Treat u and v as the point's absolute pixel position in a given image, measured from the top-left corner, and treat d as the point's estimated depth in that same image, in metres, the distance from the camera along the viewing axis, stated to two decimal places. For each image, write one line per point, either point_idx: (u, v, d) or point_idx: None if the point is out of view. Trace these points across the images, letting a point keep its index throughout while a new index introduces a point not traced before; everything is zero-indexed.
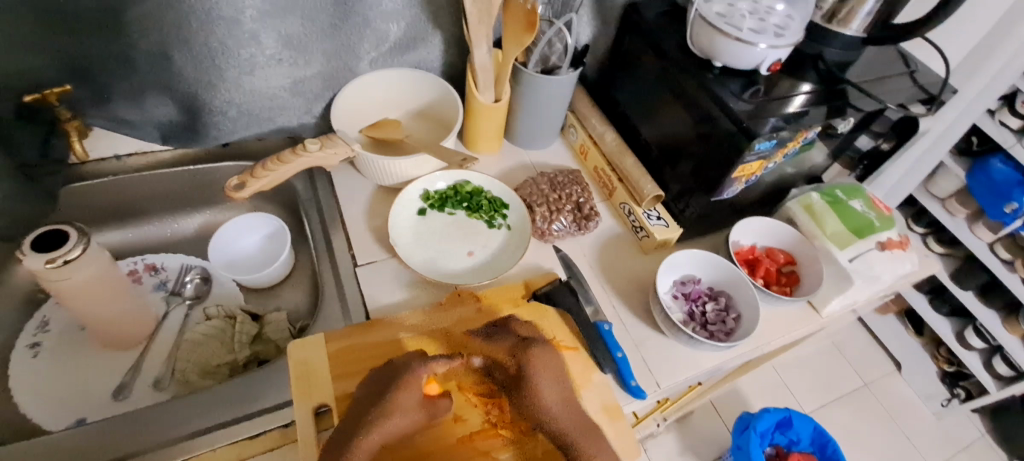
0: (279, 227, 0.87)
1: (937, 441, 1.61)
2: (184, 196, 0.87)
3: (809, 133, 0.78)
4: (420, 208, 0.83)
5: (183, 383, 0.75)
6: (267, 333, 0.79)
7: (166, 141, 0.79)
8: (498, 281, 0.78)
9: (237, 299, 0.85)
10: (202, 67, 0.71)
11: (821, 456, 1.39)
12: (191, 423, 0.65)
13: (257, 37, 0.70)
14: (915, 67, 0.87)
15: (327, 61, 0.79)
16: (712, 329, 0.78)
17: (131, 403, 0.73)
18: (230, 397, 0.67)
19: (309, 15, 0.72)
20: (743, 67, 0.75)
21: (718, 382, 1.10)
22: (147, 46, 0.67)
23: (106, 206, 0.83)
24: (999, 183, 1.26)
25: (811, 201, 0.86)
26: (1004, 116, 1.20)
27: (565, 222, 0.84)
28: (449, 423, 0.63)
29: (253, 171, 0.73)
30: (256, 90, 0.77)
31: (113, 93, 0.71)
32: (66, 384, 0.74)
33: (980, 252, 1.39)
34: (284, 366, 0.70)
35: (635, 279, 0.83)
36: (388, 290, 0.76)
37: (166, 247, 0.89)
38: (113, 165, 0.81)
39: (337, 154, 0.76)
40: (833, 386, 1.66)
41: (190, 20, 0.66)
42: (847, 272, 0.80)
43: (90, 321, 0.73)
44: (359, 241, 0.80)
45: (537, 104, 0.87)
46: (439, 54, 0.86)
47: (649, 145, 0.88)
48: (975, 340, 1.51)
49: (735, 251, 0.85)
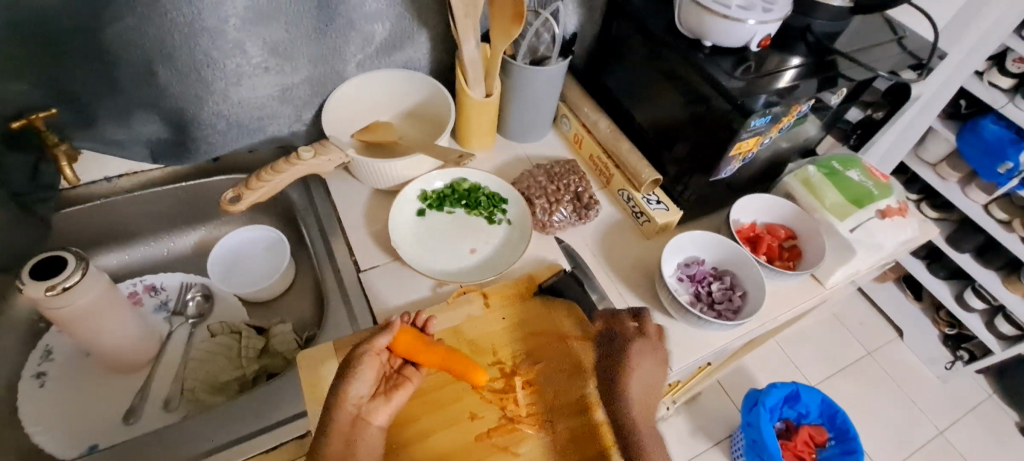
0: (270, 234, 0.87)
1: (944, 404, 1.63)
2: (178, 214, 0.86)
3: (802, 107, 0.78)
4: (419, 209, 0.83)
5: (192, 402, 0.74)
6: (273, 345, 0.78)
7: (157, 159, 0.77)
8: (502, 276, 0.78)
9: (240, 314, 0.84)
10: (189, 81, 0.69)
11: (831, 427, 1.40)
12: (206, 441, 0.65)
13: (242, 46, 0.69)
14: (903, 33, 0.88)
15: (314, 66, 0.78)
16: (718, 308, 0.78)
17: (141, 426, 0.73)
18: (242, 412, 0.66)
19: (293, 20, 0.71)
20: (733, 45, 0.74)
21: (725, 361, 1.10)
22: (131, 62, 0.66)
23: (100, 229, 0.82)
24: (991, 143, 1.27)
25: (808, 175, 0.86)
26: (993, 77, 1.22)
27: (565, 213, 0.83)
28: (465, 422, 0.64)
29: (247, 183, 0.72)
30: (244, 101, 0.75)
31: (100, 114, 0.70)
32: (74, 411, 0.73)
33: (976, 213, 1.40)
34: (293, 377, 0.70)
35: (640, 265, 0.83)
36: (393, 293, 0.75)
37: (164, 266, 0.88)
38: (104, 188, 0.80)
39: (331, 160, 0.75)
40: (838, 357, 1.67)
41: (173, 34, 0.64)
42: (849, 242, 0.80)
43: (93, 346, 0.71)
44: (360, 246, 0.79)
45: (528, 96, 0.86)
46: (426, 52, 0.85)
47: (644, 129, 0.88)
48: (976, 301, 1.53)
49: (736, 230, 0.85)
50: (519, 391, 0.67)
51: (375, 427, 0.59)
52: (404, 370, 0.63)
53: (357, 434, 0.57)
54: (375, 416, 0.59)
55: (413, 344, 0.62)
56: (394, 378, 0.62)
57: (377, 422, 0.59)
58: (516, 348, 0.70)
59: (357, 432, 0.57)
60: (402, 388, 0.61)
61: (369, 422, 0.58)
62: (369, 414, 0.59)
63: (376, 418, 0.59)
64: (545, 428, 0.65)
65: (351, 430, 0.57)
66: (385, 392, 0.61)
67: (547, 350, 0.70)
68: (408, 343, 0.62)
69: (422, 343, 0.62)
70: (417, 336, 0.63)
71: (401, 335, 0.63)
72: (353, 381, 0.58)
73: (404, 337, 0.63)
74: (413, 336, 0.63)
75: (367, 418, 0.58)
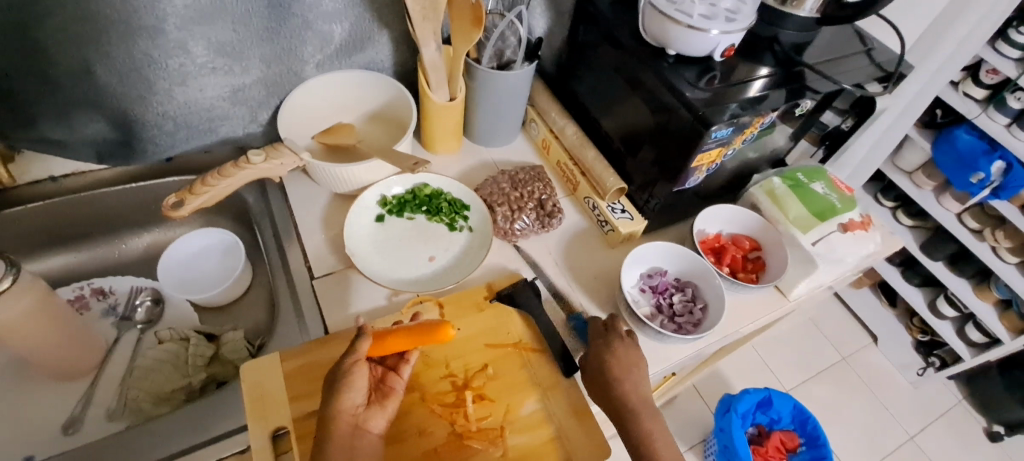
0: (220, 234, 0.84)
1: (915, 410, 1.64)
2: (128, 216, 0.83)
3: (766, 118, 0.77)
4: (378, 214, 0.81)
5: (135, 412, 0.72)
6: (223, 353, 0.76)
7: (103, 160, 0.74)
8: (461, 286, 0.76)
9: (192, 320, 0.81)
10: (130, 80, 0.67)
11: (802, 433, 1.41)
12: (144, 454, 0.63)
13: (186, 46, 0.67)
14: (872, 45, 0.87)
15: (267, 67, 0.75)
16: (679, 321, 0.77)
17: (82, 436, 0.70)
18: (183, 423, 0.64)
19: (241, 20, 0.68)
20: (697, 55, 0.73)
21: (694, 368, 1.10)
22: (67, 62, 0.63)
23: (43, 231, 0.79)
24: (964, 153, 1.27)
25: (773, 186, 0.85)
26: (968, 88, 1.22)
27: (528, 220, 0.82)
28: (413, 437, 0.63)
29: (191, 187, 0.69)
30: (193, 101, 0.73)
31: (37, 113, 0.67)
32: (10, 421, 0.70)
33: (948, 222, 1.40)
34: (239, 388, 0.68)
35: (602, 274, 0.82)
36: (347, 301, 0.73)
37: (113, 269, 0.85)
38: (48, 187, 0.77)
39: (284, 164, 0.72)
40: (812, 363, 1.68)
41: (109, 32, 0.62)
42: (811, 255, 0.79)
43: (28, 354, 0.69)
44: (315, 252, 0.77)
45: (493, 101, 0.85)
46: (389, 53, 0.83)
47: (610, 137, 0.86)
48: (948, 309, 1.54)
49: (700, 241, 0.85)
50: (471, 404, 0.65)
51: (373, 435, 0.58)
52: (387, 379, 0.62)
53: (357, 444, 0.56)
54: (373, 424, 0.58)
55: (393, 343, 0.61)
56: (381, 386, 0.61)
57: (374, 429, 0.58)
58: (469, 360, 0.68)
59: (356, 441, 0.56)
60: (393, 396, 0.61)
61: (366, 430, 0.58)
62: (366, 422, 0.58)
63: (373, 425, 0.58)
64: (497, 444, 0.63)
65: (352, 439, 0.56)
66: (378, 401, 0.60)
67: (504, 361, 0.69)
68: (391, 341, 0.61)
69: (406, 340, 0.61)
70: (396, 334, 0.61)
71: (378, 339, 0.61)
72: (347, 391, 0.56)
73: (381, 339, 0.61)
74: (388, 338, 0.61)
75: (365, 427, 0.58)
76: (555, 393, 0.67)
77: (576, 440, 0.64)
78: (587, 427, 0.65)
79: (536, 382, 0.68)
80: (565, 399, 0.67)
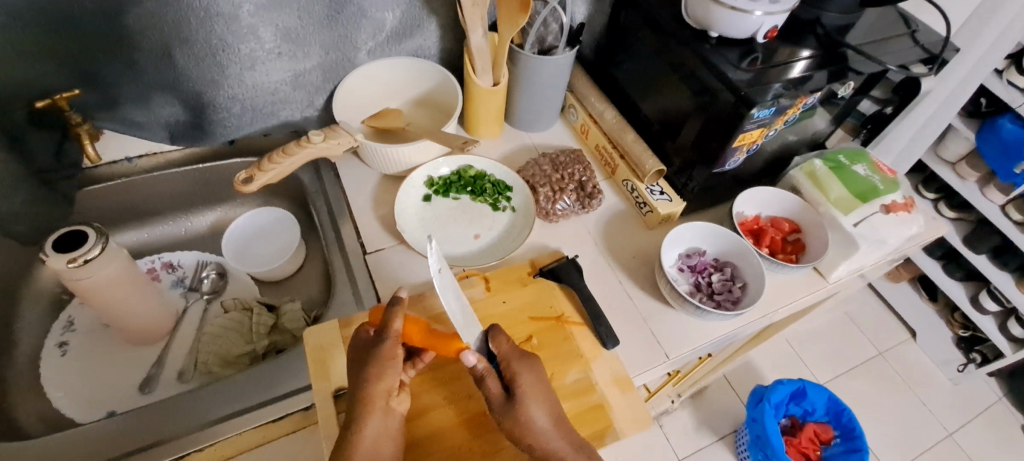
0: (272, 215, 0.91)
1: (954, 407, 1.60)
2: (195, 195, 0.90)
3: (809, 99, 0.77)
4: (425, 194, 0.85)
5: (206, 374, 0.78)
6: (283, 323, 0.82)
7: (174, 141, 0.81)
8: (504, 262, 0.79)
9: (252, 292, 0.88)
10: (204, 64, 0.73)
11: (837, 425, 1.39)
12: (213, 410, 0.68)
13: (256, 31, 0.72)
14: (916, 27, 0.86)
15: (326, 53, 0.80)
16: (718, 298, 0.79)
17: (156, 395, 0.76)
18: (253, 383, 0.70)
19: (304, 7, 0.74)
20: (740, 37, 0.75)
21: (730, 354, 1.11)
22: (151, 45, 0.69)
23: (120, 207, 0.86)
24: (1009, 143, 1.24)
25: (814, 168, 0.86)
26: (1012, 76, 1.18)
27: (568, 202, 0.84)
28: (462, 399, 0.65)
29: (259, 165, 0.75)
30: (258, 85, 0.78)
31: (120, 95, 0.74)
32: (91, 379, 0.77)
33: (990, 214, 1.37)
34: (300, 353, 0.72)
35: (640, 254, 0.84)
36: (397, 275, 0.77)
37: (179, 245, 0.92)
38: (124, 167, 0.84)
39: (340, 144, 0.78)
40: (848, 356, 1.66)
41: (191, 19, 0.68)
42: (853, 236, 0.79)
43: (113, 318, 0.75)
44: (367, 229, 0.81)
45: (535, 86, 0.87)
46: (436, 40, 0.87)
47: (650, 120, 0.88)
48: (990, 303, 1.50)
49: (739, 222, 0.86)
50: None
51: (399, 417, 0.59)
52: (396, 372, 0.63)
53: (388, 424, 0.58)
54: (400, 406, 0.60)
55: (413, 331, 0.64)
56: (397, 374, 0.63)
57: (400, 412, 0.60)
58: (515, 330, 0.71)
59: (387, 422, 0.58)
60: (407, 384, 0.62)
61: (395, 412, 0.59)
62: (395, 405, 0.59)
63: (401, 407, 0.60)
64: None
65: (384, 421, 0.58)
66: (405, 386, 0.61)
67: (546, 333, 0.71)
68: (412, 332, 0.64)
69: (423, 336, 0.63)
70: (416, 325, 0.64)
71: (405, 324, 0.64)
72: (384, 373, 0.58)
73: (412, 328, 0.64)
74: (409, 327, 0.64)
75: (394, 408, 0.59)
76: (598, 360, 0.70)
77: (617, 414, 0.66)
78: (626, 395, 0.68)
79: (578, 353, 0.70)
80: (609, 369, 0.69)
